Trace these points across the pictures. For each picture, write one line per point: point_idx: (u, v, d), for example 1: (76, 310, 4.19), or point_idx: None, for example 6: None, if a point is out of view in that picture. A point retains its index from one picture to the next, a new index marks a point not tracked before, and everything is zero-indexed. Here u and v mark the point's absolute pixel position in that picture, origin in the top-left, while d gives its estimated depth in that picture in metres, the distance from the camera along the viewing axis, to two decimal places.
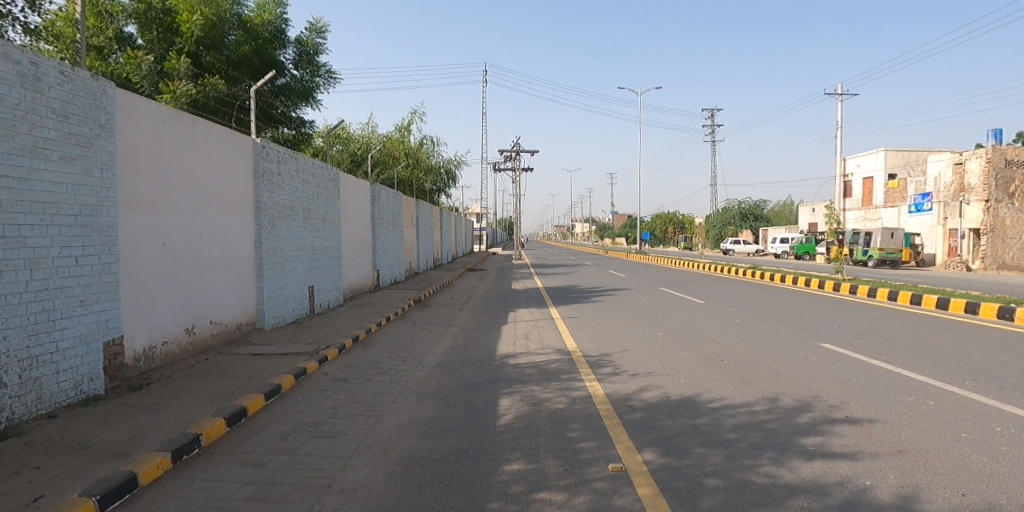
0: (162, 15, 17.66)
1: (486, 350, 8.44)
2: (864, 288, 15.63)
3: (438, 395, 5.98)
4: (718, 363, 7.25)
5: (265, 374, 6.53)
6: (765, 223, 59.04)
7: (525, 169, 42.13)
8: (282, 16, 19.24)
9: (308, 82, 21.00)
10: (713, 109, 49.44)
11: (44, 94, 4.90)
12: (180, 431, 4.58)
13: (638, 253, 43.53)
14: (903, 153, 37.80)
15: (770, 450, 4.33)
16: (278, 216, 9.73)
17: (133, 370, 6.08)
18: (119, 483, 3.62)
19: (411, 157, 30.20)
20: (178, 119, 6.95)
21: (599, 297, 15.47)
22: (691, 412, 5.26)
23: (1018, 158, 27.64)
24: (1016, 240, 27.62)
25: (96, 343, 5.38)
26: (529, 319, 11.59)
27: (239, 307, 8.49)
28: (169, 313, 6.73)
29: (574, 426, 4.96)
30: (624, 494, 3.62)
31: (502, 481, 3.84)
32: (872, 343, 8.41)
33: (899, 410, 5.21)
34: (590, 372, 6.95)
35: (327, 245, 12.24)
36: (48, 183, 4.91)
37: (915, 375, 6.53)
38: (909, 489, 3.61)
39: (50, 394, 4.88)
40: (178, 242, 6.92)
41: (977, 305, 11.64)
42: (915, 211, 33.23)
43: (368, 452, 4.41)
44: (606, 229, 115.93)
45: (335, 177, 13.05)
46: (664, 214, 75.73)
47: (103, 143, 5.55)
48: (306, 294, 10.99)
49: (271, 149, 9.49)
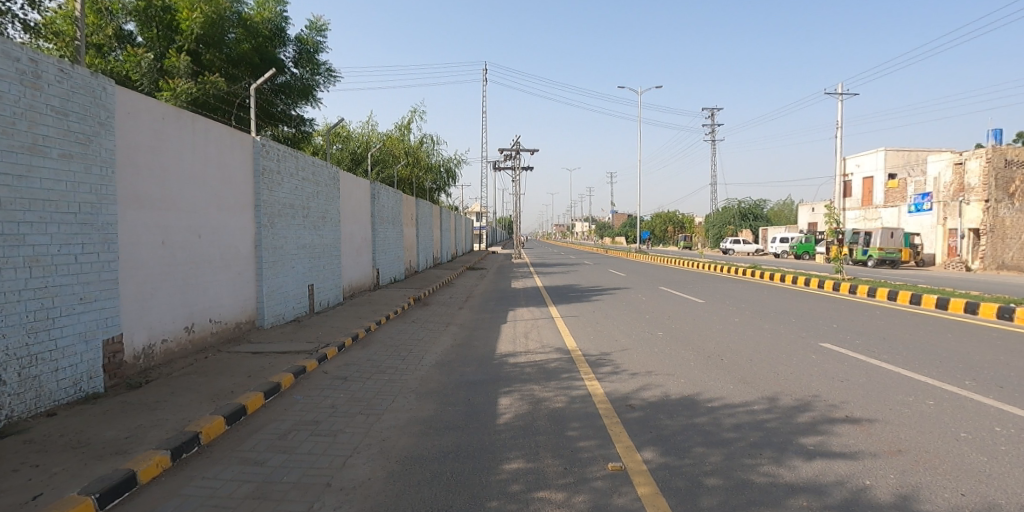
0: (162, 13, 17.63)
1: (485, 349, 8.44)
2: (864, 288, 15.62)
3: (437, 394, 5.98)
4: (718, 362, 7.25)
5: (264, 372, 6.52)
6: (765, 223, 59.09)
7: (525, 168, 42.13)
8: (282, 14, 19.24)
9: (308, 81, 20.99)
10: (713, 109, 49.21)
11: (44, 91, 4.89)
12: (179, 429, 4.57)
13: (638, 252, 43.46)
14: (903, 153, 37.79)
15: (770, 449, 4.33)
16: (278, 214, 9.72)
17: (132, 368, 6.08)
18: (119, 481, 3.62)
19: (411, 156, 30.20)
20: (177, 117, 6.94)
21: (599, 297, 15.47)
22: (690, 412, 5.26)
23: (1017, 158, 27.62)
24: (1016, 240, 27.29)
25: (95, 340, 5.38)
26: (529, 318, 11.59)
27: (239, 306, 8.48)
28: (168, 311, 6.72)
29: (574, 425, 4.96)
30: (624, 493, 3.62)
31: (502, 480, 3.84)
32: (872, 343, 8.41)
33: (899, 410, 5.21)
34: (590, 371, 6.95)
35: (326, 243, 12.23)
36: (48, 181, 4.90)
37: (915, 375, 6.53)
38: (908, 489, 3.61)
39: (49, 391, 4.88)
40: (178, 240, 6.91)
41: (977, 305, 11.64)
42: (914, 211, 33.24)
43: (368, 450, 4.41)
44: (606, 229, 116.01)
45: (335, 175, 13.04)
46: (664, 213, 75.77)
47: (103, 141, 5.55)
48: (305, 293, 11.00)
49: (271, 147, 9.47)
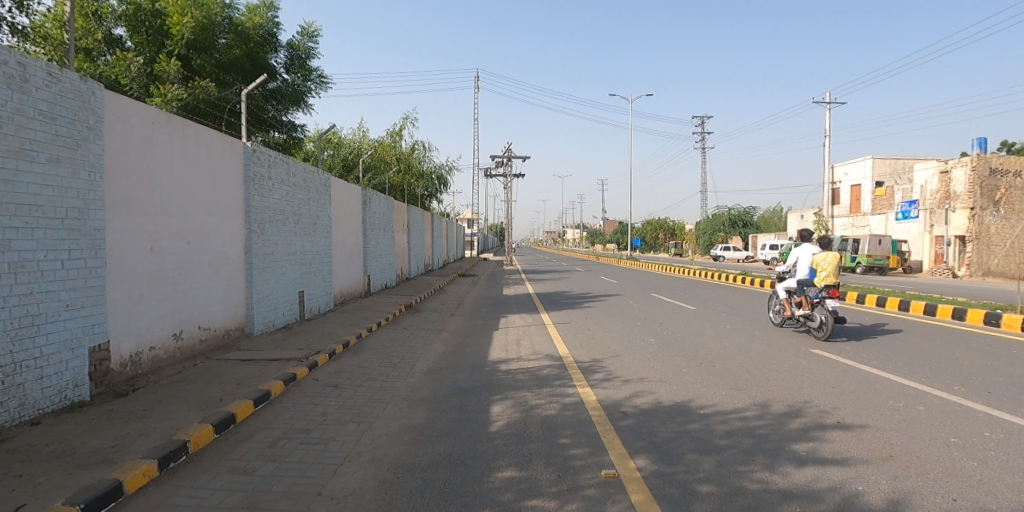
0: (152, 18, 17.56)
1: (477, 356, 8.39)
2: (852, 296, 15.71)
3: (430, 401, 5.93)
4: (709, 369, 7.25)
5: (253, 380, 6.46)
6: (755, 229, 58.58)
7: (518, 176, 42.13)
8: (273, 19, 19.25)
9: (299, 87, 20.88)
10: (703, 117, 49.20)
11: (32, 95, 4.83)
12: (167, 438, 4.50)
13: (630, 258, 43.45)
14: (892, 161, 38.48)
15: (762, 456, 4.32)
16: (268, 220, 9.66)
17: (119, 375, 6.00)
18: (104, 491, 3.55)
19: (402, 163, 30.17)
20: (167, 121, 6.87)
21: (591, 303, 15.50)
22: (683, 419, 5.25)
23: (1001, 166, 28.27)
24: (1000, 248, 28.31)
25: (81, 348, 5.30)
26: (521, 325, 11.57)
27: (228, 313, 8.41)
28: (155, 317, 6.63)
29: (566, 432, 4.94)
30: (618, 500, 3.60)
31: (494, 488, 3.81)
32: (862, 350, 8.43)
33: (890, 416, 5.22)
34: (582, 378, 6.93)
35: (318, 250, 12.18)
36: (34, 185, 4.84)
37: (907, 381, 6.55)
38: (900, 494, 3.62)
39: (33, 400, 4.79)
40: (166, 245, 6.83)
41: (965, 311, 11.70)
42: (901, 218, 33.27)
43: (359, 459, 4.36)
44: (597, 237, 116.46)
45: (326, 181, 12.98)
46: (654, 220, 76.15)
47: (91, 145, 5.48)
48: (295, 299, 10.91)
49: (262, 152, 9.43)
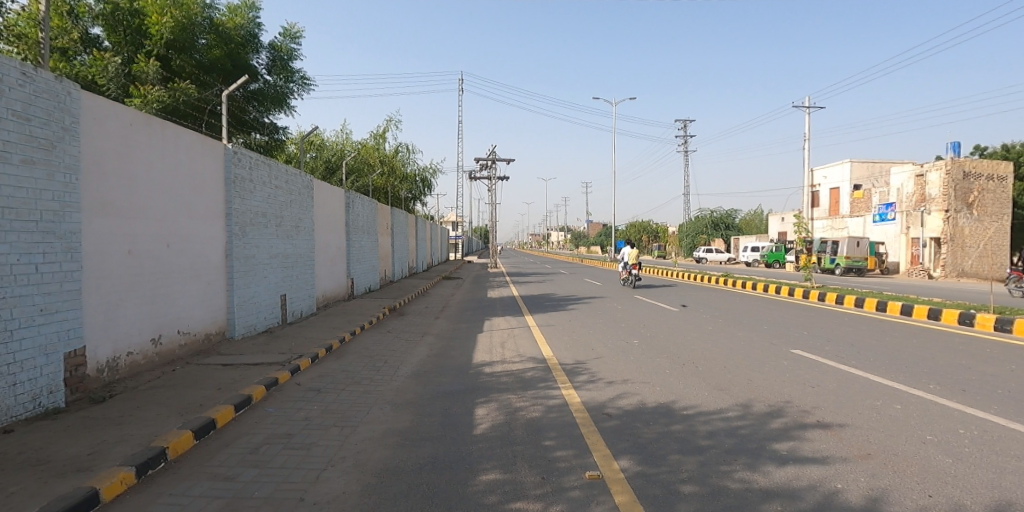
0: (130, 17, 17.31)
1: (461, 359, 8.38)
2: (832, 296, 15.92)
3: (414, 405, 5.91)
4: (692, 370, 7.30)
5: (235, 384, 6.38)
6: (736, 232, 59.31)
7: (502, 177, 42.18)
8: (254, 20, 19.06)
9: (281, 88, 20.70)
10: (685, 121, 48.44)
11: (5, 95, 4.71)
12: (145, 444, 4.43)
13: (613, 260, 43.69)
14: (869, 165, 39.10)
15: (744, 456, 4.36)
16: (250, 223, 9.54)
17: (96, 381, 5.88)
18: (80, 499, 3.48)
19: (385, 165, 30.05)
20: (146, 123, 6.77)
21: (574, 305, 15.56)
22: (667, 419, 5.29)
23: (974, 170, 28.92)
24: (973, 249, 28.94)
25: (56, 354, 5.19)
26: (505, 327, 11.58)
27: (208, 317, 8.30)
28: (133, 321, 6.51)
29: (550, 434, 4.94)
30: (602, 501, 3.60)
31: (479, 491, 3.80)
32: (841, 349, 8.56)
33: (868, 415, 5.29)
34: (567, 380, 6.94)
35: (300, 253, 12.07)
36: (8, 187, 4.73)
37: (884, 380, 6.65)
38: (878, 491, 3.67)
39: (7, 407, 4.68)
40: (145, 248, 6.72)
41: (940, 311, 11.91)
42: (879, 220, 33.79)
43: (342, 463, 4.32)
44: (581, 240, 116.90)
45: (308, 183, 12.87)
46: (637, 223, 76.75)
47: (67, 146, 5.39)
48: (278, 303, 10.80)
49: (243, 154, 9.33)
